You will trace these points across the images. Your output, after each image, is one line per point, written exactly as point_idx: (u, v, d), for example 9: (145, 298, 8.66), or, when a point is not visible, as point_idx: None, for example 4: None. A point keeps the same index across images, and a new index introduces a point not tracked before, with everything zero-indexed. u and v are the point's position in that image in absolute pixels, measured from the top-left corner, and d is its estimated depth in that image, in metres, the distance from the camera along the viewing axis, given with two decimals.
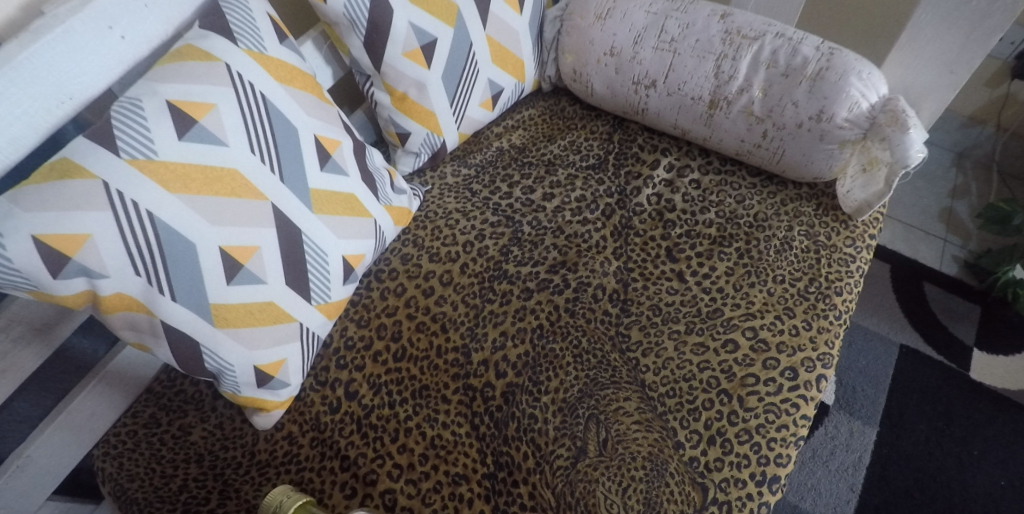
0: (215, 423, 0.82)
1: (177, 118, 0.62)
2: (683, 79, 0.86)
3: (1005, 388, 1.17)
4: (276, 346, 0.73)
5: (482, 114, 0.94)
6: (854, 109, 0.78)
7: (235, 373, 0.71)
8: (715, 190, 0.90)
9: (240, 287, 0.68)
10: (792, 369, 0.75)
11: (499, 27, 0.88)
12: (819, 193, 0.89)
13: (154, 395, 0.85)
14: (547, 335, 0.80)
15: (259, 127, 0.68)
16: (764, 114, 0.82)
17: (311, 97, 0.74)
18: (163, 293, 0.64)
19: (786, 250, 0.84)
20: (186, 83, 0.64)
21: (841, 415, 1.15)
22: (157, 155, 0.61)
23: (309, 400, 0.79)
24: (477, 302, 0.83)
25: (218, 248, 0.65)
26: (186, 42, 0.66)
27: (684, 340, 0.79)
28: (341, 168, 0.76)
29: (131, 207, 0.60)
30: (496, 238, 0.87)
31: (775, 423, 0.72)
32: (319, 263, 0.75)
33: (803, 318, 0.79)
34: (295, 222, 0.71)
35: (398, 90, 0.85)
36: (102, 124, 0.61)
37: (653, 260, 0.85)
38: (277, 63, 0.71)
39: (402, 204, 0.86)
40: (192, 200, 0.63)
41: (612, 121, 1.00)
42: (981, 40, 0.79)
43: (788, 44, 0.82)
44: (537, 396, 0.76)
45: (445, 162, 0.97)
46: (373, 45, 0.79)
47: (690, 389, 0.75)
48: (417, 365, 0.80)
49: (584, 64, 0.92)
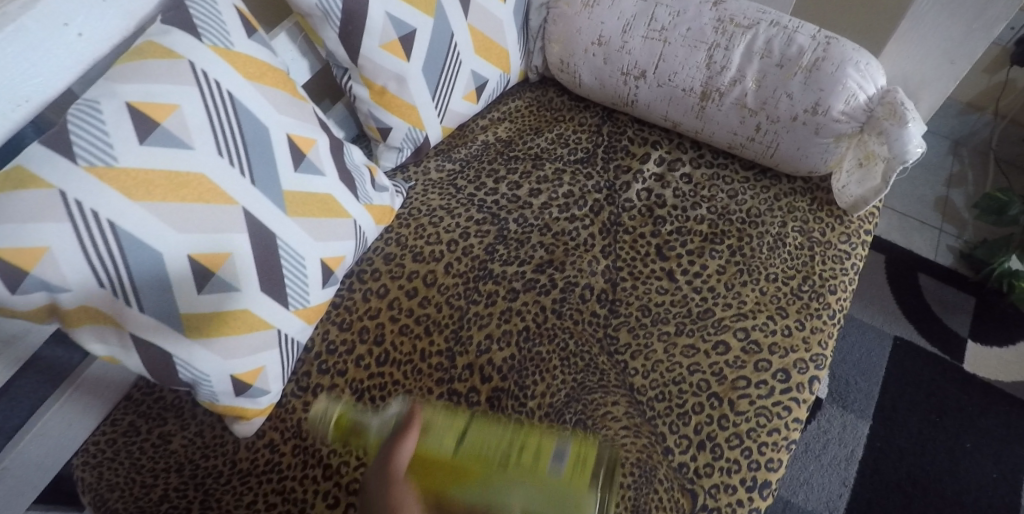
0: (195, 431, 0.79)
1: (137, 121, 0.59)
2: (673, 70, 0.82)
3: (998, 380, 1.17)
4: (253, 354, 0.71)
5: (466, 106, 0.91)
6: (850, 102, 0.75)
7: (212, 383, 0.69)
8: (706, 184, 0.88)
9: (212, 296, 0.65)
10: (784, 371, 0.73)
11: (480, 15, 0.84)
12: (813, 187, 0.87)
13: (133, 402, 0.83)
14: (533, 338, 0.77)
15: (228, 128, 0.64)
16: (758, 106, 0.79)
17: (283, 94, 0.71)
18: (130, 305, 0.61)
19: (780, 246, 0.82)
20: (147, 83, 0.60)
21: (833, 408, 1.14)
22: (117, 162, 0.58)
23: (290, 406, 0.77)
24: (462, 304, 0.80)
25: (188, 257, 0.62)
26: (147, 38, 0.63)
27: (674, 342, 0.76)
28: (317, 168, 0.73)
29: (91, 217, 0.57)
30: (481, 237, 0.84)
31: (767, 427, 0.70)
32: (296, 267, 0.72)
33: (796, 318, 0.77)
34: (269, 226, 0.68)
35: (377, 84, 0.81)
36: (58, 129, 0.57)
37: (642, 258, 0.83)
38: (245, 59, 0.67)
39: (383, 203, 0.83)
40: (156, 208, 0.60)
41: (601, 113, 0.97)
42: (983, 29, 0.76)
43: (782, 33, 0.78)
44: (523, 401, 0.73)
45: (429, 157, 0.94)
46: (348, 37, 0.75)
47: (680, 393, 0.73)
48: (400, 369, 0.77)
49: (571, 54, 0.89)
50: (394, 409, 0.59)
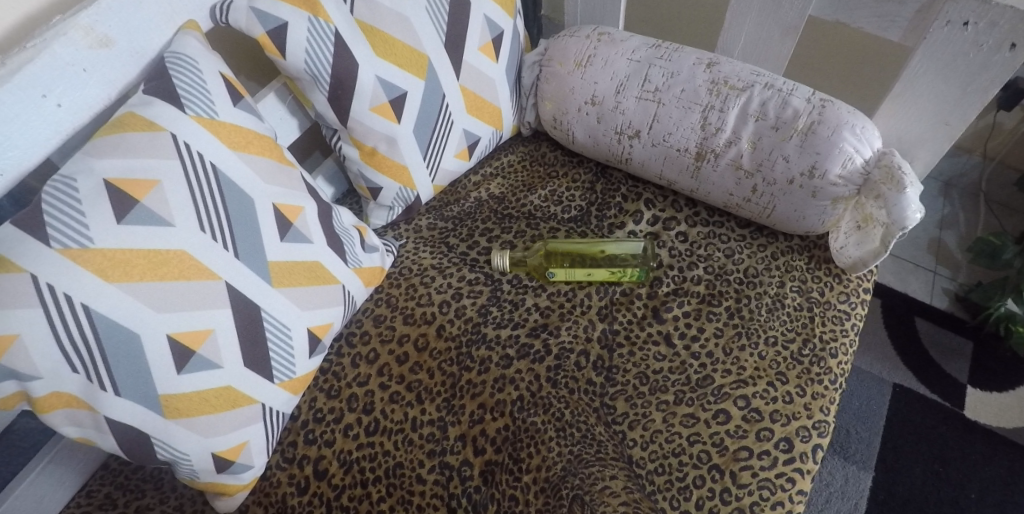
0: (175, 505, 0.73)
1: (115, 199, 0.58)
2: (668, 130, 0.82)
3: (999, 427, 1.14)
4: (235, 430, 0.67)
5: (458, 164, 0.89)
6: (847, 165, 0.74)
7: (192, 462, 0.65)
8: (702, 243, 0.87)
9: (194, 375, 0.63)
10: (787, 440, 0.70)
11: (473, 76, 0.83)
12: (811, 245, 0.85)
13: (111, 472, 0.77)
14: (527, 408, 0.74)
15: (210, 200, 0.63)
16: (753, 168, 0.79)
17: (270, 161, 0.69)
18: (105, 389, 0.59)
19: (779, 308, 0.80)
20: (126, 159, 0.59)
21: (836, 460, 1.12)
22: (92, 243, 0.56)
23: (275, 480, 0.73)
24: (454, 370, 0.78)
25: (166, 336, 0.60)
26: (128, 109, 0.61)
27: (673, 412, 0.74)
28: (304, 236, 0.71)
29: (63, 300, 0.56)
30: (474, 298, 0.82)
31: (770, 500, 0.67)
32: (281, 338, 0.69)
33: (797, 384, 0.74)
34: (251, 298, 0.66)
35: (367, 145, 0.80)
36: (32, 210, 0.56)
37: (639, 322, 0.82)
38: (230, 128, 0.66)
39: (373, 263, 0.81)
40: (135, 289, 0.58)
41: (595, 168, 0.96)
42: (978, 92, 0.76)
43: (777, 95, 0.78)
44: (518, 475, 0.70)
45: (421, 215, 0.93)
46: (338, 101, 0.75)
47: (680, 465, 0.70)
48: (391, 438, 0.74)
49: (564, 112, 0.89)
50: (499, 263, 0.84)
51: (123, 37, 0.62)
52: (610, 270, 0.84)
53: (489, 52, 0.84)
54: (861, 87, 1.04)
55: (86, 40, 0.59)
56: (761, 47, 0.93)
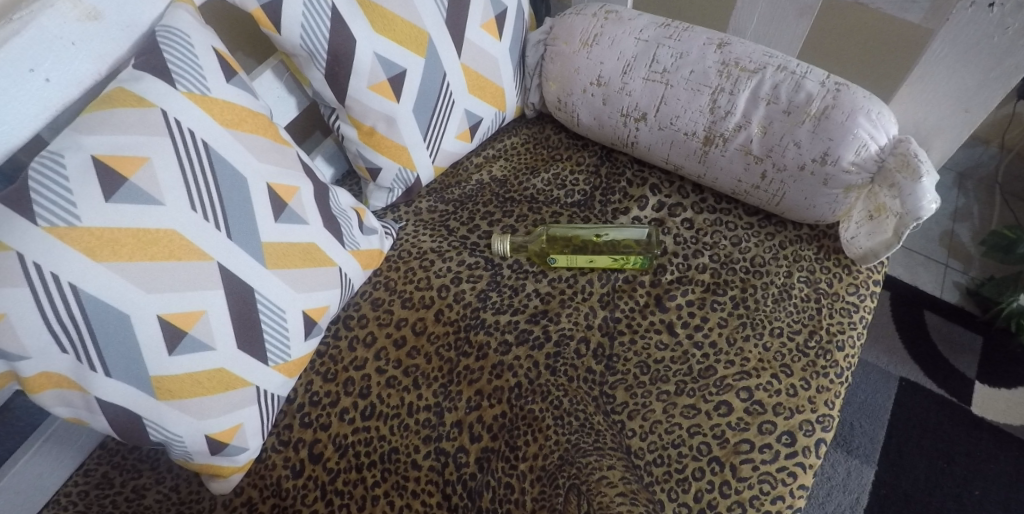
0: (171, 485, 0.73)
1: (103, 176, 0.56)
2: (676, 113, 0.80)
3: (1007, 423, 1.12)
4: (229, 412, 0.66)
5: (459, 145, 0.88)
6: (861, 152, 0.72)
7: (185, 443, 0.64)
8: (708, 230, 0.85)
9: (185, 357, 0.62)
10: (790, 433, 0.68)
11: (475, 54, 0.81)
12: (820, 234, 0.83)
13: (108, 452, 0.76)
14: (525, 395, 0.73)
15: (201, 179, 0.61)
16: (764, 154, 0.77)
17: (264, 139, 0.67)
18: (95, 370, 0.58)
19: (786, 298, 0.78)
20: (115, 135, 0.57)
21: (839, 453, 1.11)
22: (80, 221, 0.55)
23: (270, 462, 0.73)
24: (452, 356, 0.76)
25: (157, 317, 0.59)
26: (117, 84, 0.59)
27: (674, 403, 0.72)
28: (299, 217, 0.69)
29: (50, 279, 0.55)
30: (473, 283, 0.81)
31: (770, 494, 0.65)
32: (275, 320, 0.68)
33: (801, 377, 0.72)
34: (245, 280, 0.64)
35: (366, 125, 0.78)
36: (18, 187, 0.55)
37: (641, 310, 0.80)
38: (222, 105, 0.64)
39: (371, 246, 0.80)
40: (125, 270, 0.57)
41: (600, 152, 0.94)
42: (1001, 78, 0.73)
43: (790, 78, 0.75)
44: (514, 463, 0.69)
45: (422, 197, 0.91)
46: (335, 78, 0.72)
47: (679, 457, 0.69)
48: (387, 423, 0.73)
49: (570, 94, 0.87)
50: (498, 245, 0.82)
51: (113, 10, 0.60)
52: (613, 258, 0.83)
53: (492, 29, 0.82)
54: (875, 71, 1.01)
55: (74, 13, 0.57)
56: (776, 26, 0.89)
